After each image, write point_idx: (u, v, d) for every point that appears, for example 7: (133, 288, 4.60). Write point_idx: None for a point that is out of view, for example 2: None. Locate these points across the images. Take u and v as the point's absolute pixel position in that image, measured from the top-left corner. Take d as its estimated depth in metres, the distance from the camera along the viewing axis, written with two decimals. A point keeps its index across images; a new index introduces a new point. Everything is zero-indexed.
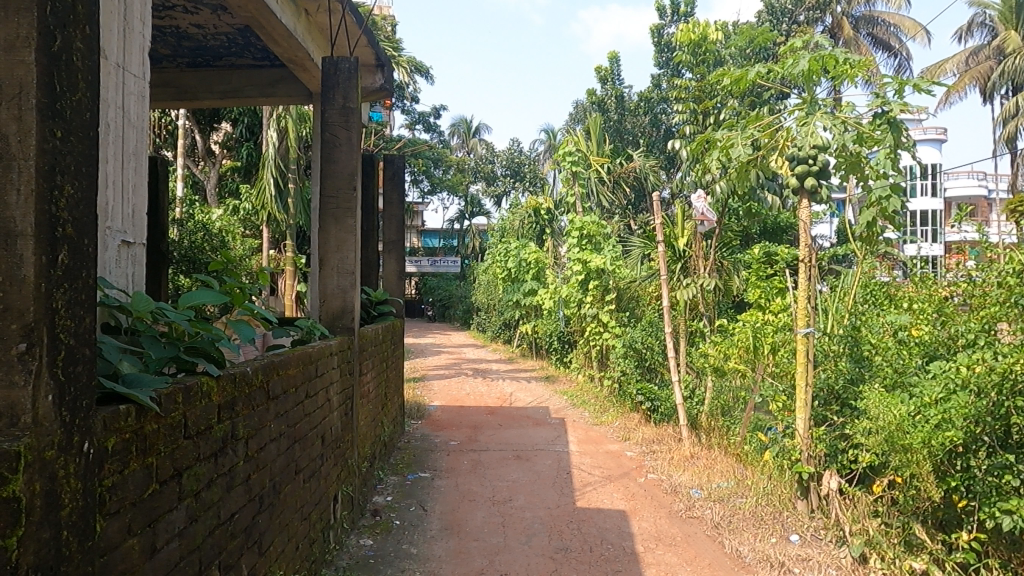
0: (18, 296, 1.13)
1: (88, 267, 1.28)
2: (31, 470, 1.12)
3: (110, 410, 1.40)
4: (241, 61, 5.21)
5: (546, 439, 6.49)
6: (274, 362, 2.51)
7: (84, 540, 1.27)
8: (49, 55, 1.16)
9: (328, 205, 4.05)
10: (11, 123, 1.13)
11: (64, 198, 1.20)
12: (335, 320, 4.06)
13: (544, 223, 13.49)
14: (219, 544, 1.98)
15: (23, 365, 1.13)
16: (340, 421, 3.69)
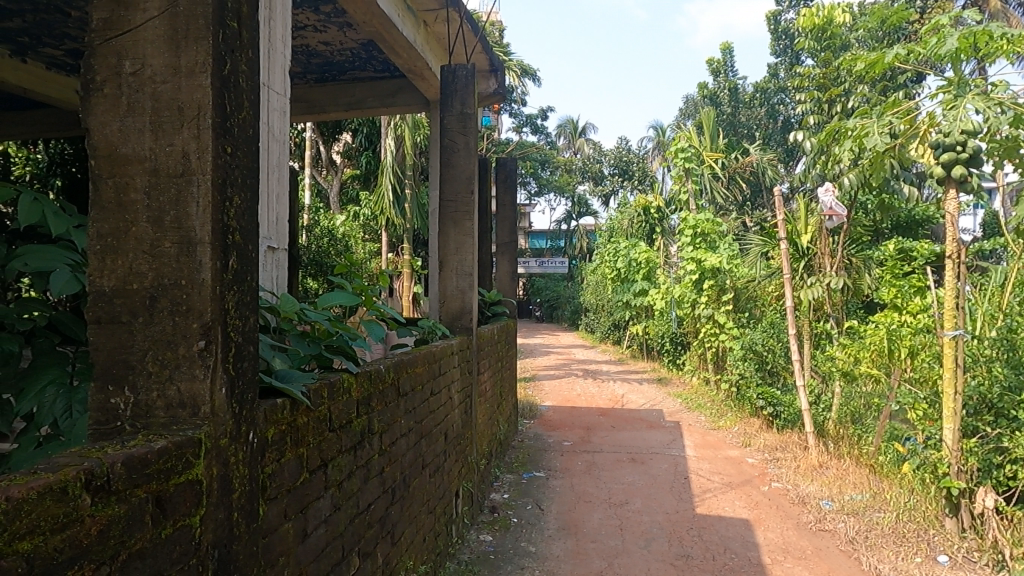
0: (198, 298, 1.23)
1: (252, 272, 1.39)
2: (210, 455, 1.23)
3: (270, 404, 1.51)
4: (364, 74, 5.48)
5: (661, 442, 6.35)
6: (404, 360, 2.61)
7: (250, 522, 1.39)
8: (220, 78, 1.27)
9: (447, 208, 4.18)
10: (192, 142, 1.24)
11: (233, 208, 1.31)
12: (455, 320, 4.16)
13: (654, 222, 13.22)
14: (358, 532, 2.10)
15: (203, 360, 1.24)
16: (461, 418, 3.79)
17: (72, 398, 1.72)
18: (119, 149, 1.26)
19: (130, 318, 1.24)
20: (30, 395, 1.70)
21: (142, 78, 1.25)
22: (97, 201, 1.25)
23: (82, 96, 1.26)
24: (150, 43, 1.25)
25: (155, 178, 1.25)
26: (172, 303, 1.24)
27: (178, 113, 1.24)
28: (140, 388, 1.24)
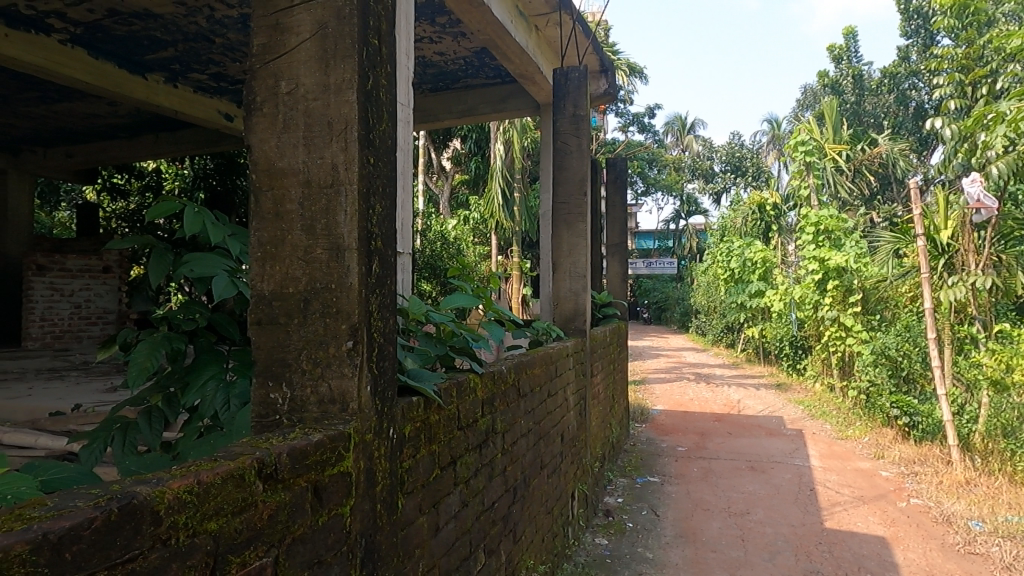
0: (346, 301, 1.31)
1: (392, 277, 1.46)
2: (358, 449, 1.30)
3: (407, 402, 1.58)
4: (475, 81, 5.61)
5: (783, 451, 6.05)
6: (523, 361, 2.65)
7: (390, 514, 1.46)
8: (365, 93, 1.34)
9: (560, 211, 4.20)
10: (340, 154, 1.32)
11: (375, 216, 1.39)
12: (569, 322, 4.15)
13: (770, 220, 12.63)
14: (483, 529, 2.15)
15: (351, 360, 1.31)
16: (576, 420, 3.79)
17: (230, 392, 1.89)
18: (276, 163, 1.36)
19: (286, 319, 1.34)
20: (195, 388, 1.90)
21: (296, 97, 1.35)
22: (258, 212, 1.36)
23: (246, 116, 1.38)
24: (303, 64, 1.34)
25: (308, 190, 1.34)
26: (324, 305, 1.32)
27: (328, 127, 1.33)
28: (296, 385, 1.33)
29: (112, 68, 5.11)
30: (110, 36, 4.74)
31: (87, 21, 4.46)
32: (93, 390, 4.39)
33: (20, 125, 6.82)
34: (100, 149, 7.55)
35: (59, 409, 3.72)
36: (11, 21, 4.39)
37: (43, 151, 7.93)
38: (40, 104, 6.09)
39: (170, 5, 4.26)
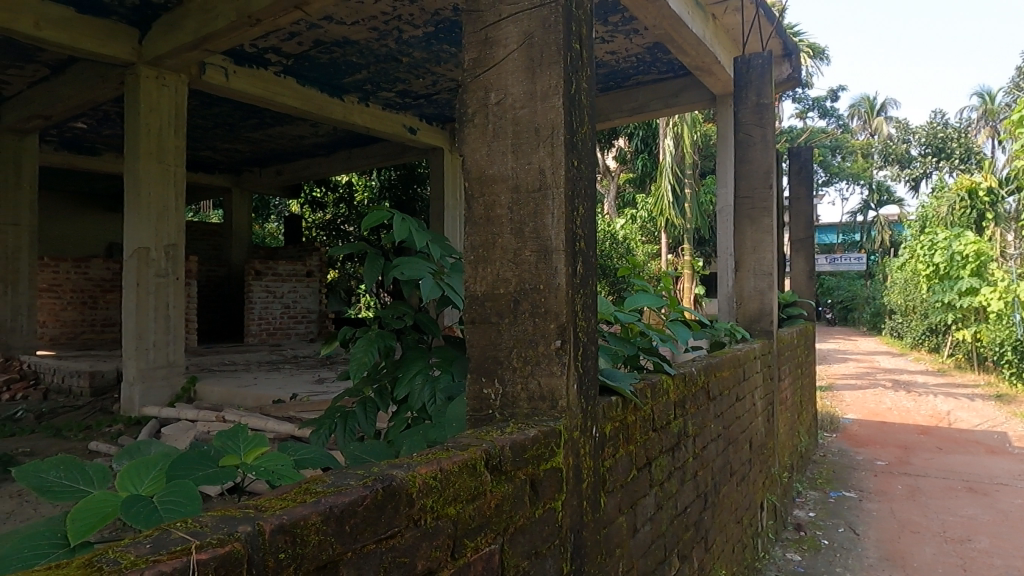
0: (555, 301, 1.34)
1: (593, 278, 1.48)
2: (567, 445, 1.34)
3: (607, 401, 1.59)
4: (646, 77, 5.53)
5: (1010, 472, 5.26)
6: (712, 363, 2.56)
7: (594, 512, 1.47)
8: (569, 97, 1.37)
9: (742, 206, 4.01)
10: (548, 159, 1.36)
11: (579, 218, 1.41)
12: (754, 322, 3.94)
13: (985, 207, 11.06)
14: (677, 534, 2.10)
15: (559, 357, 1.34)
16: (764, 426, 3.59)
17: (435, 386, 2.02)
18: (487, 171, 1.44)
19: (498, 319, 1.41)
20: (404, 382, 2.06)
21: (505, 106, 1.41)
22: (471, 217, 1.44)
23: (459, 128, 1.47)
24: (511, 74, 1.40)
25: (517, 195, 1.39)
26: (533, 305, 1.37)
27: (535, 133, 1.38)
28: (508, 381, 1.40)
29: (316, 93, 5.71)
30: (315, 64, 5.30)
31: (297, 53, 5.03)
32: (305, 381, 4.94)
33: (242, 149, 7.85)
34: (304, 166, 8.48)
35: (280, 398, 4.23)
36: (238, 59, 5.07)
37: (259, 171, 9.06)
38: (258, 130, 6.97)
39: (365, 31, 4.67)
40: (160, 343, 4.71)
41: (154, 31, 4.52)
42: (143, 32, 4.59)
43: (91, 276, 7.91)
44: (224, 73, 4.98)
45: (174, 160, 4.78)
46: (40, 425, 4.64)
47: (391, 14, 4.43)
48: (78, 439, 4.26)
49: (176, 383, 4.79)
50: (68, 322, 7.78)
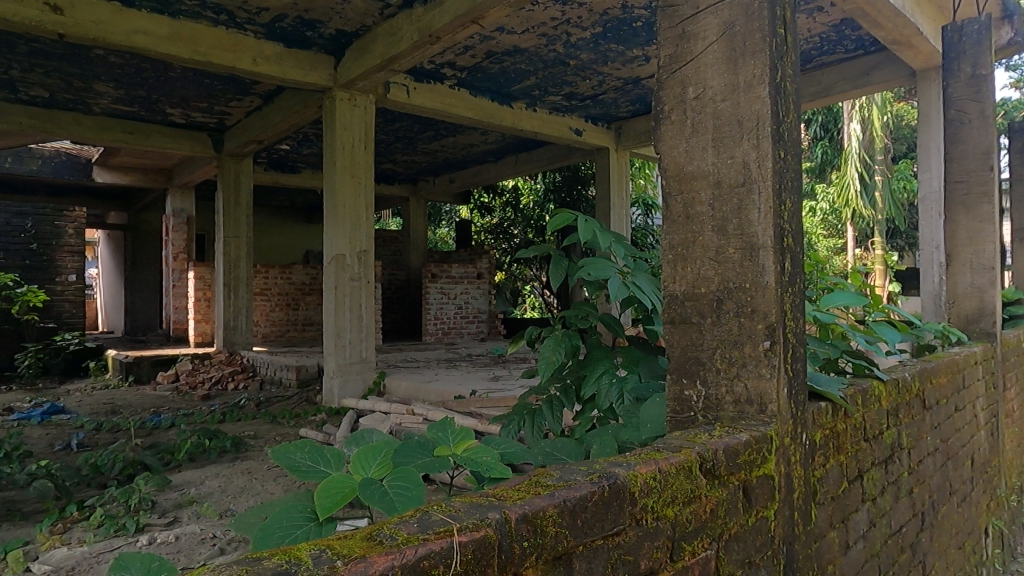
0: (763, 300, 1.29)
1: (801, 276, 1.38)
2: (778, 452, 1.27)
3: (817, 407, 1.49)
4: (832, 58, 5.11)
5: None
6: (928, 369, 2.29)
7: (805, 525, 1.38)
8: (776, 86, 1.30)
9: (954, 191, 3.56)
10: (753, 152, 1.30)
11: (786, 212, 1.33)
12: (970, 323, 3.50)
13: None
14: (892, 555, 1.91)
15: (768, 360, 1.28)
16: (987, 441, 3.15)
17: (624, 386, 2.01)
18: (686, 168, 1.40)
19: (700, 319, 1.38)
20: (591, 381, 2.06)
21: (704, 100, 1.37)
22: (670, 216, 1.43)
23: (656, 125, 1.45)
24: (712, 66, 1.36)
25: (718, 191, 1.35)
26: (738, 305, 1.32)
27: (738, 126, 1.32)
28: (711, 383, 1.36)
29: (487, 103, 5.95)
30: (487, 74, 5.53)
31: (470, 65, 5.27)
32: (482, 379, 5.18)
33: (419, 160, 8.40)
34: (474, 173, 8.88)
35: (461, 394, 4.45)
36: (417, 76, 5.42)
37: (433, 180, 9.64)
38: (433, 141, 7.42)
39: (534, 37, 4.78)
40: (355, 340, 5.17)
41: (347, 57, 4.97)
42: (338, 59, 5.07)
43: (293, 280, 8.84)
44: (406, 90, 5.35)
45: (364, 173, 5.24)
46: (261, 412, 5.30)
47: (560, 18, 4.49)
48: (290, 425, 4.81)
49: (369, 377, 5.23)
50: (276, 321, 8.81)
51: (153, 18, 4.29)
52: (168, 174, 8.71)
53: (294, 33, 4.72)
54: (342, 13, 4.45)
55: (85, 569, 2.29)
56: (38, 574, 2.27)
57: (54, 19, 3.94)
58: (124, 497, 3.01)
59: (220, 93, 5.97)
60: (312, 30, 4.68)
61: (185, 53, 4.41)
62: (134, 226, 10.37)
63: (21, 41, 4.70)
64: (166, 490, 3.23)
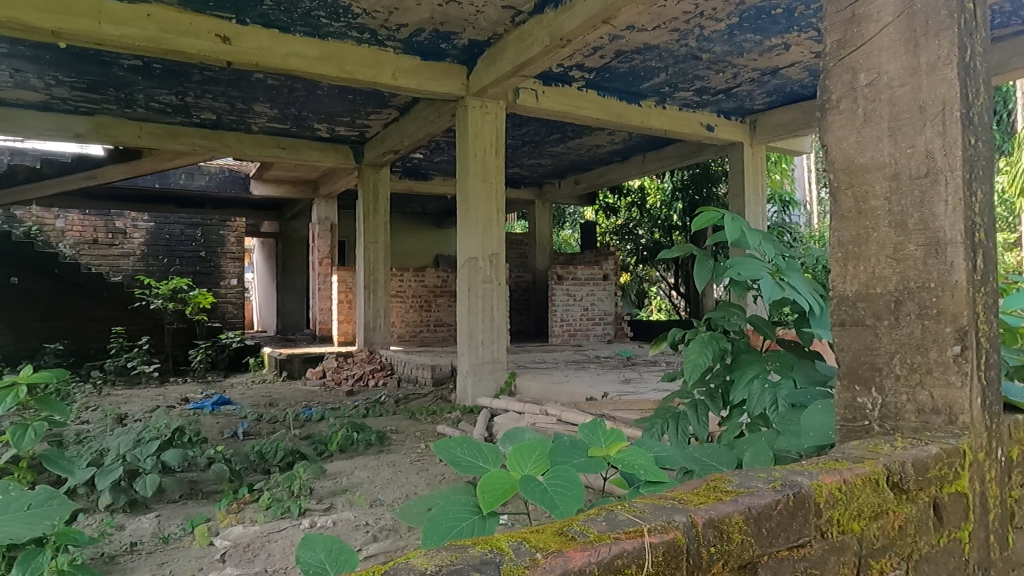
0: (953, 301, 1.19)
1: (995, 274, 1.26)
2: (973, 468, 1.16)
3: (1014, 419, 1.34)
4: (1004, 30, 4.58)
5: None
6: None
7: (1003, 551, 1.25)
8: (965, 68, 1.20)
9: None
10: (937, 140, 1.21)
11: (978, 204, 1.22)
12: None
13: None
14: None
15: (958, 366, 1.19)
16: None
17: (777, 391, 1.91)
18: (857, 160, 1.33)
19: (875, 321, 1.30)
20: (741, 386, 1.98)
21: (879, 87, 1.28)
22: (839, 211, 1.35)
23: (821, 115, 1.38)
24: (888, 50, 1.27)
25: (896, 183, 1.26)
26: (921, 306, 1.23)
27: (919, 113, 1.23)
28: (889, 391, 1.28)
29: (615, 102, 5.89)
30: (615, 74, 5.48)
31: (599, 65, 5.25)
32: (612, 381, 5.14)
33: (544, 163, 8.49)
34: (600, 174, 8.83)
35: (593, 395, 4.45)
36: (546, 80, 5.48)
37: (558, 182, 9.69)
38: (560, 144, 7.46)
39: (665, 33, 4.67)
40: (487, 341, 5.30)
41: (479, 65, 5.12)
42: (471, 68, 5.24)
43: (426, 282, 9.28)
44: (535, 95, 5.42)
45: (496, 178, 5.38)
46: (400, 408, 5.58)
47: (694, 11, 4.36)
48: (428, 422, 5.02)
49: (500, 377, 5.34)
50: (410, 322, 9.23)
51: (305, 41, 4.64)
52: (313, 185, 9.39)
53: (429, 46, 4.93)
54: (475, 24, 4.59)
55: (259, 546, 2.52)
56: (220, 548, 2.53)
57: (223, 49, 4.37)
58: (287, 482, 3.28)
59: (361, 108, 6.36)
60: (446, 41, 4.86)
61: (333, 72, 4.74)
62: (284, 234, 11.28)
63: (195, 70, 5.26)
64: (322, 478, 3.49)
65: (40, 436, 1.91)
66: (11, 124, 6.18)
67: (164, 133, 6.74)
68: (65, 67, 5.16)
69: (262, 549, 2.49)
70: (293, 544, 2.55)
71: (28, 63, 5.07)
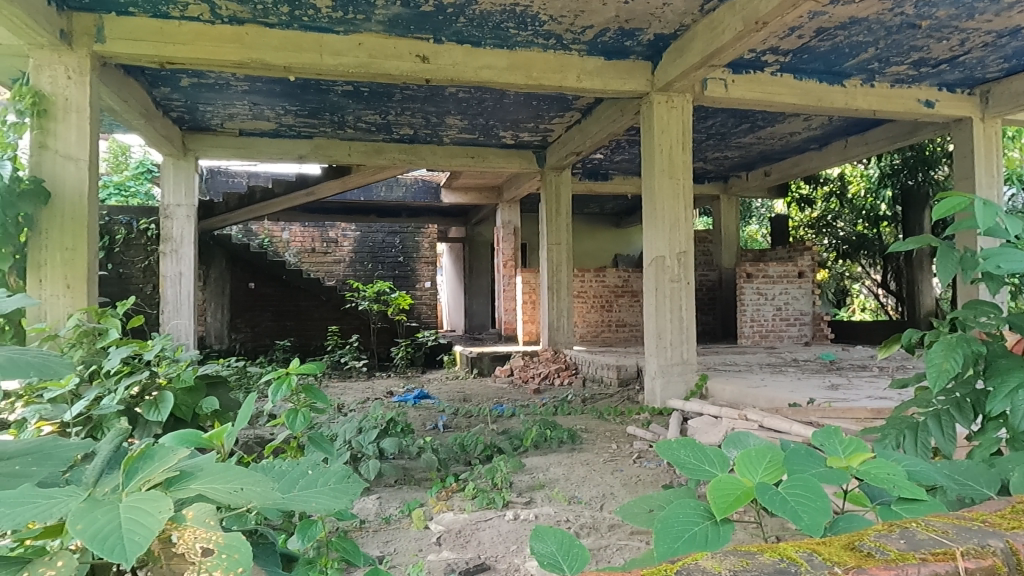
0: None
1: None
2: None
3: None
4: None
5: None
6: None
7: None
8: None
9: None
10: None
11: None
12: None
13: None
14: None
15: None
16: None
17: None
18: None
19: None
20: (1001, 397, 1.69)
21: None
22: None
23: None
24: None
25: None
26: None
27: None
28: None
29: (814, 85, 5.43)
30: (815, 54, 5.06)
31: (796, 47, 4.88)
32: (816, 386, 4.75)
33: (731, 155, 8.09)
34: (794, 163, 8.20)
35: (796, 402, 4.16)
36: (736, 68, 5.21)
37: (746, 174, 9.16)
38: (748, 134, 7.06)
39: (877, 4, 4.21)
40: (676, 342, 5.15)
41: (664, 59, 5.00)
42: (655, 63, 5.13)
43: (607, 282, 9.29)
44: (724, 84, 5.18)
45: (683, 174, 5.23)
46: (588, 407, 5.62)
47: None
48: (617, 422, 5.00)
49: (691, 379, 5.16)
50: (592, 322, 9.27)
51: (495, 53, 4.85)
52: (497, 190, 9.78)
53: (614, 45, 4.91)
54: (661, 18, 4.48)
55: (470, 533, 2.68)
56: (436, 532, 2.72)
57: (422, 68, 4.70)
58: (489, 474, 3.44)
59: (545, 113, 6.51)
60: (631, 39, 4.81)
61: (520, 80, 4.89)
62: (470, 238, 11.89)
63: (396, 90, 5.72)
64: (520, 472, 3.61)
65: (308, 421, 2.17)
66: (251, 151, 7.18)
67: (369, 150, 7.43)
68: (292, 98, 5.88)
69: (473, 536, 2.65)
70: (500, 533, 2.67)
71: (264, 97, 5.85)
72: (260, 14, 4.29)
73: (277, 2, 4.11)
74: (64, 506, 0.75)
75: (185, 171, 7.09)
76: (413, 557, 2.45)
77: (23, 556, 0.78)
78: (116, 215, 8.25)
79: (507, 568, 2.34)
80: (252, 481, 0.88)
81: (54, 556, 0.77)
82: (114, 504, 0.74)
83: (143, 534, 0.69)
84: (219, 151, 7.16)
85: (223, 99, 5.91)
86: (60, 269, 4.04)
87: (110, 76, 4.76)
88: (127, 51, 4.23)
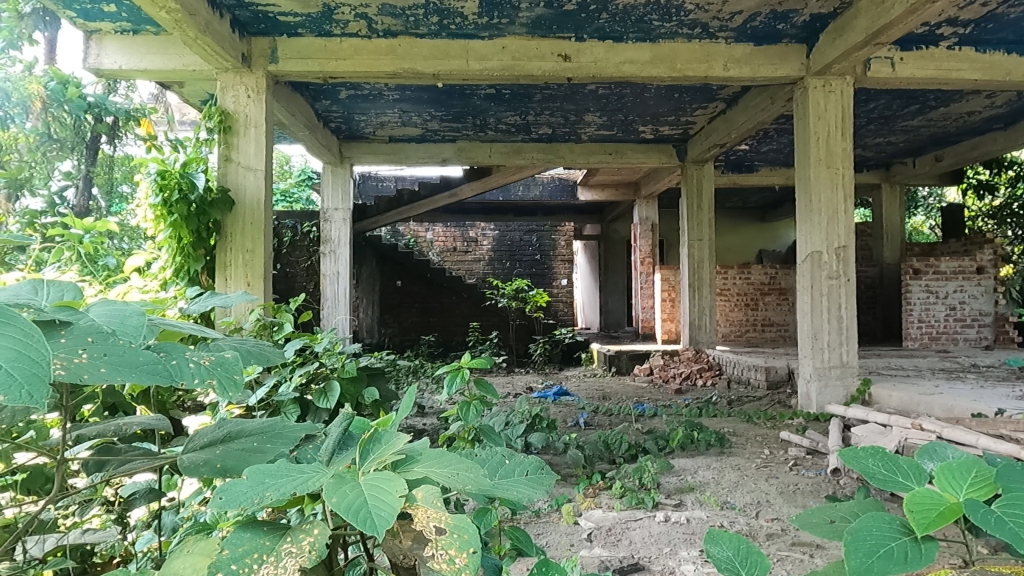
0: None
1: None
2: None
3: None
4: None
5: None
6: None
7: None
8: None
9: None
10: None
11: None
12: None
13: None
14: None
15: None
16: None
17: None
18: None
19: None
20: None
21: None
22: None
23: None
24: None
25: None
26: None
27: None
28: None
29: (1001, 57, 4.83)
30: (1003, 22, 4.48)
31: (980, 16, 4.36)
32: (1004, 395, 4.23)
33: (895, 140, 7.40)
34: (974, 146, 7.33)
35: (982, 412, 3.73)
36: (905, 44, 4.76)
37: (912, 161, 8.34)
38: (916, 116, 6.42)
39: None
40: (835, 343, 4.80)
41: (822, 41, 4.67)
42: (811, 45, 4.81)
43: (752, 280, 8.86)
44: (891, 64, 4.75)
45: (842, 163, 4.86)
46: (735, 410, 5.38)
47: None
48: (768, 427, 4.76)
49: (851, 384, 4.80)
50: (736, 321, 8.88)
51: (637, 46, 4.77)
52: (635, 187, 9.64)
53: (765, 30, 4.65)
54: None
55: (621, 531, 2.66)
56: (586, 528, 2.73)
57: (565, 66, 4.72)
58: (637, 474, 3.40)
59: (687, 105, 6.32)
60: (784, 21, 4.53)
61: (664, 73, 4.78)
62: (606, 235, 11.80)
63: (537, 91, 5.80)
64: (668, 473, 3.54)
65: (479, 411, 2.35)
66: (399, 156, 7.61)
67: (509, 151, 7.60)
68: (438, 104, 6.14)
69: (624, 535, 2.63)
70: (652, 534, 2.63)
71: (412, 104, 6.16)
72: (412, 25, 4.51)
73: (428, 12, 4.30)
74: (316, 479, 0.83)
75: (341, 176, 7.65)
76: (567, 552, 2.47)
77: (284, 527, 0.87)
78: (284, 219, 9.06)
79: (662, 569, 2.30)
80: (466, 467, 0.93)
81: (309, 525, 0.85)
82: (357, 482, 0.80)
83: (387, 510, 0.74)
84: (371, 157, 7.63)
85: (376, 108, 6.30)
86: (242, 269, 4.49)
87: (280, 92, 5.22)
88: (296, 69, 4.62)
